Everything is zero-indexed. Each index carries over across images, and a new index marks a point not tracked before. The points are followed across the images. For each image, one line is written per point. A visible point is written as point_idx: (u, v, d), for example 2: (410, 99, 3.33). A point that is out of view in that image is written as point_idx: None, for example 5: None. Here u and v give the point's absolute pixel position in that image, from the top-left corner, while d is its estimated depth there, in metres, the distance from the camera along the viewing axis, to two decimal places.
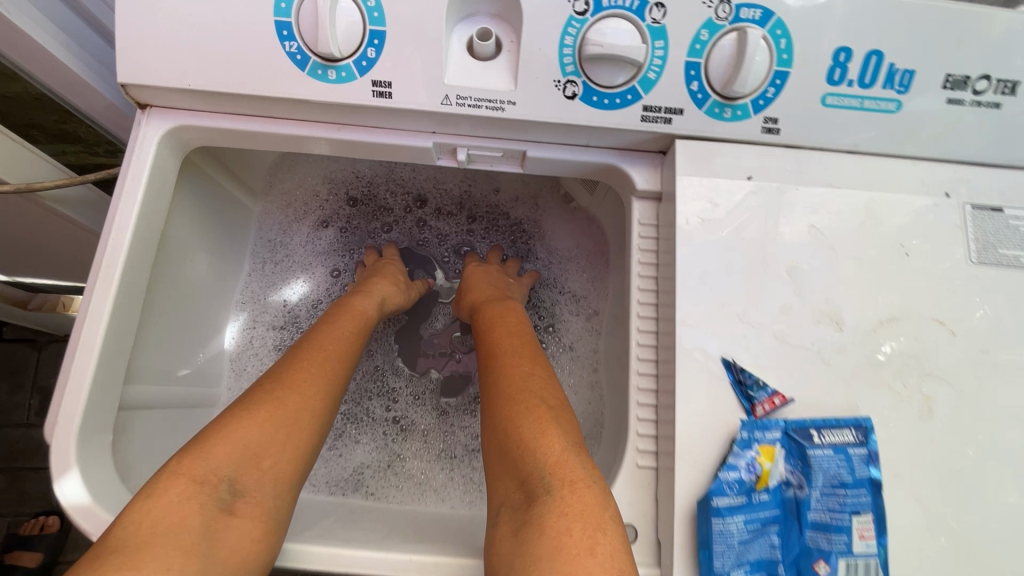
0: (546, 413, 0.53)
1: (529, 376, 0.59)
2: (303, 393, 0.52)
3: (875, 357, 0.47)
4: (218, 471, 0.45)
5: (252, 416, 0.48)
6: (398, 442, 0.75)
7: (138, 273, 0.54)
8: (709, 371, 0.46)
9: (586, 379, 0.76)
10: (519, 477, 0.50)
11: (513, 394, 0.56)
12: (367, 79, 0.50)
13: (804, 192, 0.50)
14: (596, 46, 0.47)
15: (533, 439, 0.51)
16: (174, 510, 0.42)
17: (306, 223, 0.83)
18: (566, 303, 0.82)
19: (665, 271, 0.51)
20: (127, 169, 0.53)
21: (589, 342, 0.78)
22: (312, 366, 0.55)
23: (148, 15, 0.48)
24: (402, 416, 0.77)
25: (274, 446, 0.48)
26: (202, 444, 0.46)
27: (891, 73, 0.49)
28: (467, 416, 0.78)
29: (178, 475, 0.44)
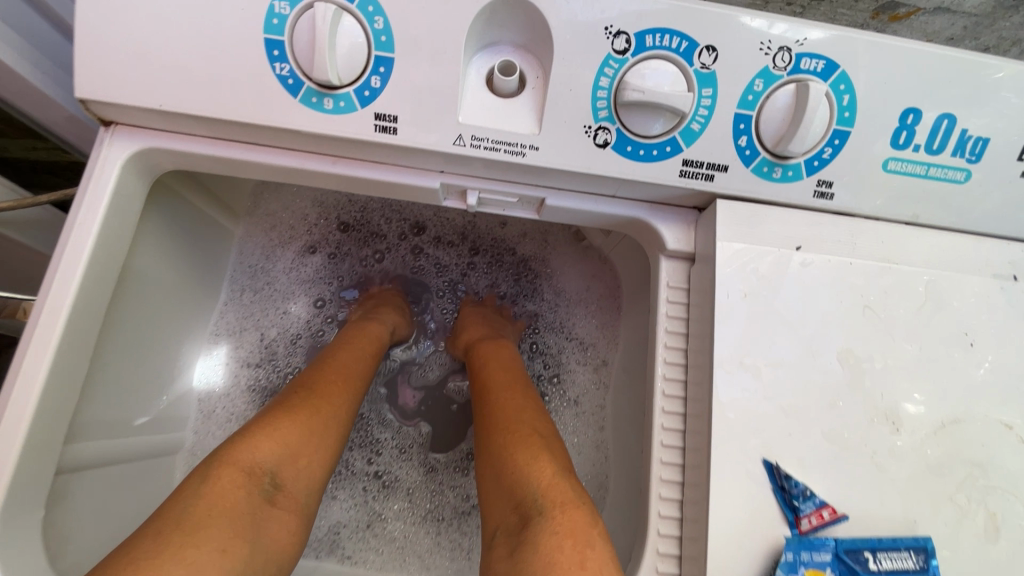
0: (535, 438, 0.53)
1: (521, 406, 0.57)
2: (335, 399, 0.56)
3: (937, 465, 0.41)
4: (263, 464, 0.47)
5: (293, 415, 0.51)
6: (379, 500, 0.68)
7: (89, 318, 0.46)
8: (747, 473, 0.40)
9: (591, 437, 0.70)
10: (513, 499, 0.48)
11: (506, 423, 0.55)
12: (371, 110, 0.43)
13: (860, 267, 0.44)
14: (635, 91, 0.41)
15: (528, 461, 0.50)
16: (223, 498, 0.44)
17: (292, 249, 0.75)
18: (572, 351, 0.76)
19: (697, 347, 0.45)
20: (82, 199, 0.45)
21: (595, 397, 0.72)
22: (342, 375, 0.59)
23: (117, 22, 0.41)
24: (385, 470, 0.70)
25: (311, 446, 0.51)
26: (245, 437, 0.48)
27: (963, 139, 0.44)
28: (458, 475, 0.71)
29: (225, 465, 0.46)
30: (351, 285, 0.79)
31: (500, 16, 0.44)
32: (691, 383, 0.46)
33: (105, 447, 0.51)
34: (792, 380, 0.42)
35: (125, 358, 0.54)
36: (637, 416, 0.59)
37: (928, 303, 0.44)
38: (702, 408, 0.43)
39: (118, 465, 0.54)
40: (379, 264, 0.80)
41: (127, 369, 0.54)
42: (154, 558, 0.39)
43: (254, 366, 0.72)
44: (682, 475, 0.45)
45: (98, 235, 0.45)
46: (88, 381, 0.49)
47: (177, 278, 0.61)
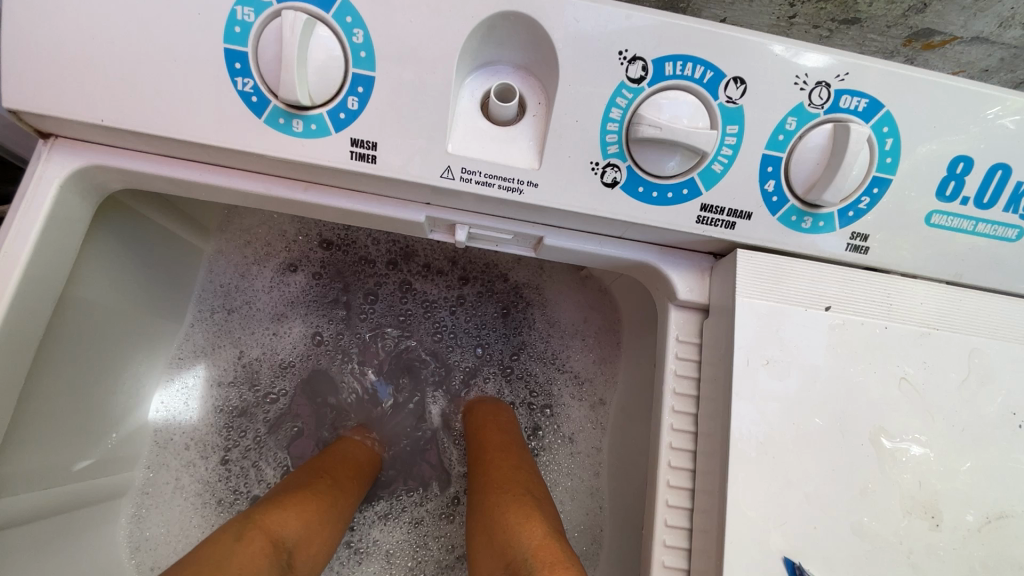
0: (523, 497, 0.49)
1: (515, 468, 0.53)
2: (346, 493, 0.56)
3: (978, 567, 0.36)
4: (286, 540, 0.45)
5: (317, 498, 0.51)
6: (351, 558, 0.64)
7: (13, 360, 0.40)
8: (766, 573, 0.35)
9: (585, 483, 0.65)
10: (503, 556, 0.43)
11: (496, 482, 0.51)
12: (346, 135, 0.38)
13: (897, 333, 0.39)
14: (651, 127, 0.35)
15: (520, 522, 0.45)
16: (252, 562, 0.41)
17: (274, 267, 0.69)
18: (563, 384, 0.69)
19: (709, 416, 0.40)
20: (10, 222, 0.39)
21: (591, 438, 0.67)
22: (353, 472, 0.59)
23: (53, 23, 0.35)
24: (358, 526, 0.65)
25: (323, 536, 0.50)
26: (272, 510, 0.47)
27: (1017, 193, 0.39)
28: (442, 524, 0.66)
29: (256, 528, 0.44)
30: (340, 313, 0.70)
31: (499, 33, 0.38)
32: (701, 455, 0.40)
33: (35, 501, 0.45)
34: (819, 463, 0.37)
35: (66, 396, 0.48)
36: (635, 471, 0.54)
37: (972, 377, 0.39)
38: (713, 488, 0.38)
39: (50, 519, 0.47)
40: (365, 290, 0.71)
41: (67, 410, 0.49)
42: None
43: (231, 384, 0.66)
44: (687, 563, 0.39)
45: (26, 265, 0.39)
46: (14, 427, 0.43)
47: (135, 308, 0.56)
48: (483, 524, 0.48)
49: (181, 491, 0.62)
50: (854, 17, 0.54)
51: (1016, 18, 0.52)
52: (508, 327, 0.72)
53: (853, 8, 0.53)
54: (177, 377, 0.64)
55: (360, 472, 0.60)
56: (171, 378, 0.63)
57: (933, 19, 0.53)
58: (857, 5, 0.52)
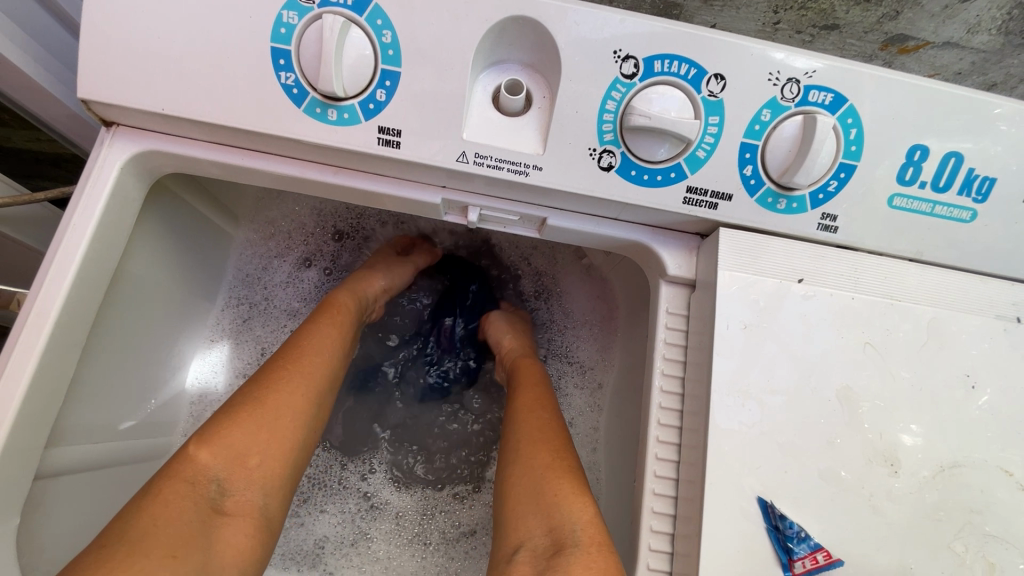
0: (554, 454, 0.52)
1: (546, 425, 0.56)
2: (278, 389, 0.53)
3: (935, 511, 0.40)
4: (208, 473, 0.47)
5: (234, 419, 0.49)
6: (366, 519, 0.70)
7: (78, 321, 0.45)
8: (742, 511, 0.39)
9: (584, 458, 0.69)
10: (547, 520, 0.47)
11: (530, 438, 0.55)
12: (374, 123, 0.43)
13: (863, 302, 0.44)
14: (641, 116, 0.40)
15: (572, 495, 0.48)
16: (167, 510, 0.43)
17: (290, 258, 0.75)
18: (570, 374, 0.75)
19: (694, 377, 0.44)
20: (80, 199, 0.44)
21: (590, 419, 0.71)
22: (290, 363, 0.55)
23: (123, 24, 0.41)
24: (374, 493, 0.71)
25: (259, 444, 0.49)
26: (189, 446, 0.47)
27: (970, 178, 0.44)
28: (453, 503, 0.71)
29: (170, 477, 0.46)
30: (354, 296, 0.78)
31: (508, 35, 0.43)
32: (688, 413, 0.45)
33: (87, 451, 0.50)
34: (790, 415, 0.41)
35: (116, 360, 0.53)
36: (629, 441, 0.58)
37: (931, 342, 0.43)
38: (697, 438, 0.42)
39: (98, 470, 0.52)
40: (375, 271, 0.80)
41: (114, 373, 0.54)
42: (105, 567, 0.38)
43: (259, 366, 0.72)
44: (674, 509, 0.44)
45: (92, 237, 0.44)
46: (75, 381, 0.48)
47: (172, 284, 0.60)
48: (523, 476, 0.51)
49: None
50: (833, 23, 0.59)
51: (982, 25, 0.57)
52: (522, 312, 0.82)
53: (832, 16, 0.58)
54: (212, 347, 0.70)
55: (305, 360, 0.56)
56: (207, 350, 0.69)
57: (906, 26, 0.58)
58: (835, 13, 0.57)
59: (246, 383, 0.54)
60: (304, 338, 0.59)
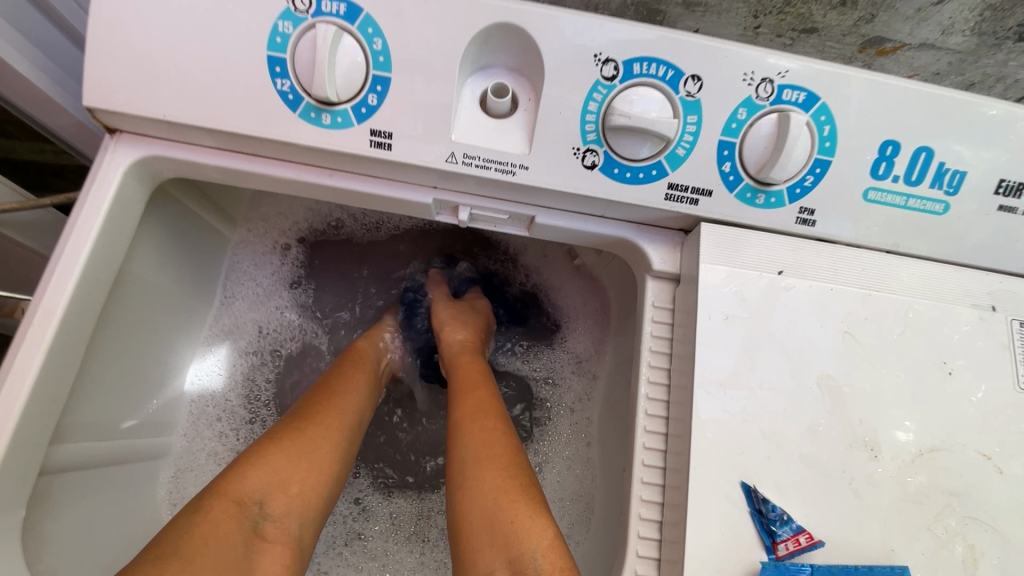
0: (505, 473, 0.51)
1: (499, 442, 0.55)
2: (324, 424, 0.56)
3: (916, 495, 0.41)
4: (254, 495, 0.48)
5: (279, 446, 0.52)
6: (358, 522, 0.71)
7: (83, 319, 0.46)
8: (725, 496, 0.41)
9: (581, 450, 0.70)
10: (505, 550, 0.46)
11: (480, 455, 0.53)
12: (366, 127, 0.45)
13: (841, 293, 0.45)
14: (621, 116, 0.42)
15: (527, 516, 0.48)
16: (213, 530, 0.44)
17: (277, 250, 0.75)
18: (566, 361, 0.77)
19: (680, 368, 0.45)
20: (85, 200, 0.46)
21: (585, 412, 0.72)
22: (329, 401, 0.59)
23: (126, 35, 0.43)
24: (365, 496, 0.72)
25: (301, 471, 0.51)
26: (236, 470, 0.49)
27: (941, 172, 0.45)
28: None
29: (217, 496, 0.47)
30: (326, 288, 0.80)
31: (494, 41, 0.45)
32: (674, 403, 0.45)
33: (90, 448, 0.52)
34: (772, 403, 0.42)
35: (118, 361, 0.55)
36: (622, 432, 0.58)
37: (908, 331, 0.44)
38: (683, 427, 0.43)
39: (99, 468, 0.54)
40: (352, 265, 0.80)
41: (115, 373, 0.55)
42: None
43: (256, 358, 0.74)
44: (662, 497, 0.45)
45: (97, 236, 0.46)
46: (80, 379, 0.50)
47: (170, 289, 0.61)
48: (477, 498, 0.50)
49: (213, 461, 0.68)
50: (812, 27, 0.61)
51: (955, 26, 0.59)
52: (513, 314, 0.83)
53: (810, 20, 0.60)
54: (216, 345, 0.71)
55: (342, 399, 0.60)
56: (208, 350, 0.71)
57: (882, 28, 0.60)
58: (813, 17, 0.59)
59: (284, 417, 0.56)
60: (338, 381, 0.62)
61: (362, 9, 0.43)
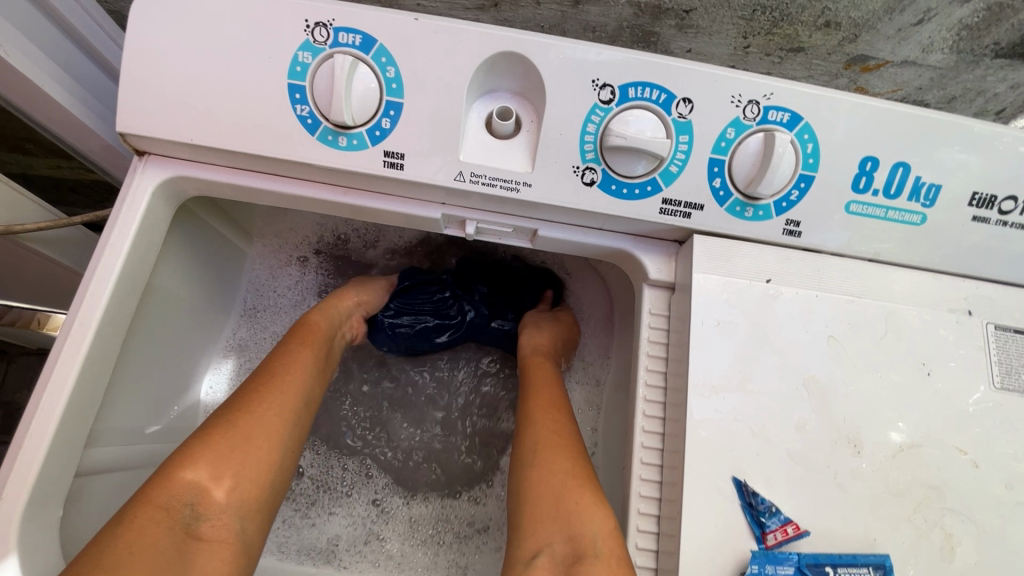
0: (575, 463, 0.54)
1: (564, 430, 0.57)
2: (251, 412, 0.55)
3: (897, 488, 0.44)
4: (183, 498, 0.48)
5: (207, 444, 0.51)
6: (378, 522, 0.73)
7: (116, 330, 0.50)
8: (718, 490, 0.43)
9: (585, 457, 0.72)
10: (565, 528, 0.49)
11: (550, 443, 0.56)
12: (380, 148, 0.48)
13: (826, 300, 0.48)
14: (618, 137, 0.46)
15: (591, 502, 0.50)
16: (140, 538, 0.45)
17: (293, 263, 0.78)
18: (569, 372, 0.79)
19: (675, 371, 0.48)
20: (117, 220, 0.49)
21: (588, 419, 0.75)
22: (265, 389, 0.58)
23: (157, 66, 0.46)
24: (384, 497, 0.75)
25: (233, 467, 0.51)
26: (164, 475, 0.49)
27: (917, 186, 0.49)
28: (467, 504, 0.75)
29: (144, 505, 0.47)
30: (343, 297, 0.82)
31: (498, 67, 0.48)
32: (670, 404, 0.48)
33: (119, 452, 0.55)
34: (762, 403, 0.45)
35: (142, 370, 0.58)
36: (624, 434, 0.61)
37: (889, 334, 0.47)
38: (678, 427, 0.46)
39: (129, 470, 0.57)
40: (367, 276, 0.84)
41: (138, 381, 0.57)
42: None
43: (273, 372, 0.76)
44: (660, 492, 0.47)
45: (128, 253, 0.49)
46: (111, 387, 0.53)
47: (189, 296, 0.64)
48: (547, 486, 0.52)
49: None
50: (799, 46, 0.64)
51: (935, 45, 0.62)
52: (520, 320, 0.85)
53: (796, 40, 0.63)
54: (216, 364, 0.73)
55: (280, 383, 0.59)
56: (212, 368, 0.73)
57: (865, 47, 0.63)
58: (799, 37, 0.63)
59: (221, 409, 0.56)
60: (280, 364, 0.61)
61: (376, 40, 0.46)
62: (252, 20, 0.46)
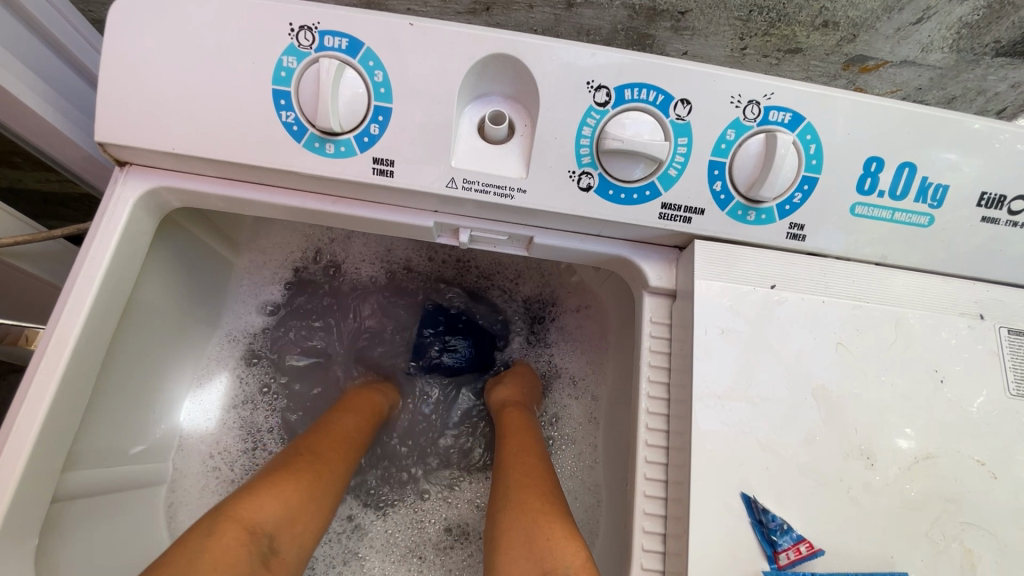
0: (545, 500, 0.53)
1: (536, 470, 0.58)
2: (326, 460, 0.60)
3: (913, 502, 0.42)
4: (264, 525, 0.51)
5: (297, 481, 0.55)
6: (352, 540, 0.71)
7: (96, 347, 0.48)
8: (726, 507, 0.41)
9: (587, 475, 0.70)
10: (540, 565, 0.47)
11: (522, 484, 0.56)
12: (369, 155, 0.46)
13: (832, 305, 0.46)
14: (614, 140, 0.44)
15: (562, 537, 0.49)
16: (227, 554, 0.46)
17: (277, 280, 0.76)
18: (564, 389, 0.77)
19: (679, 381, 0.46)
20: (98, 231, 0.47)
21: (588, 435, 0.73)
22: (340, 446, 0.63)
23: (137, 73, 0.45)
24: (359, 513, 0.72)
25: (308, 511, 0.55)
26: (250, 496, 0.52)
27: (924, 186, 0.47)
28: (440, 506, 0.73)
29: (230, 521, 0.49)
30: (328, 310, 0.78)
31: (489, 71, 0.47)
32: (674, 417, 0.46)
33: (100, 474, 0.52)
34: (770, 414, 0.43)
35: (126, 387, 0.56)
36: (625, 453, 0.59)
37: (899, 341, 0.46)
38: (683, 441, 0.44)
39: (109, 493, 0.55)
40: (352, 286, 0.79)
41: (121, 399, 0.55)
42: None
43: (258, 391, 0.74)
44: (665, 510, 0.45)
45: (108, 267, 0.47)
46: (90, 408, 0.51)
47: (177, 314, 0.63)
48: (513, 526, 0.51)
49: (206, 491, 0.68)
50: (796, 47, 0.63)
51: (934, 44, 0.61)
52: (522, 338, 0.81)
53: (794, 40, 0.62)
54: (212, 377, 0.72)
55: (351, 445, 0.65)
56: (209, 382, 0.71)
57: (864, 47, 0.62)
58: (797, 38, 0.62)
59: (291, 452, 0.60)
60: (349, 424, 0.67)
61: (363, 44, 0.45)
62: (235, 24, 0.44)
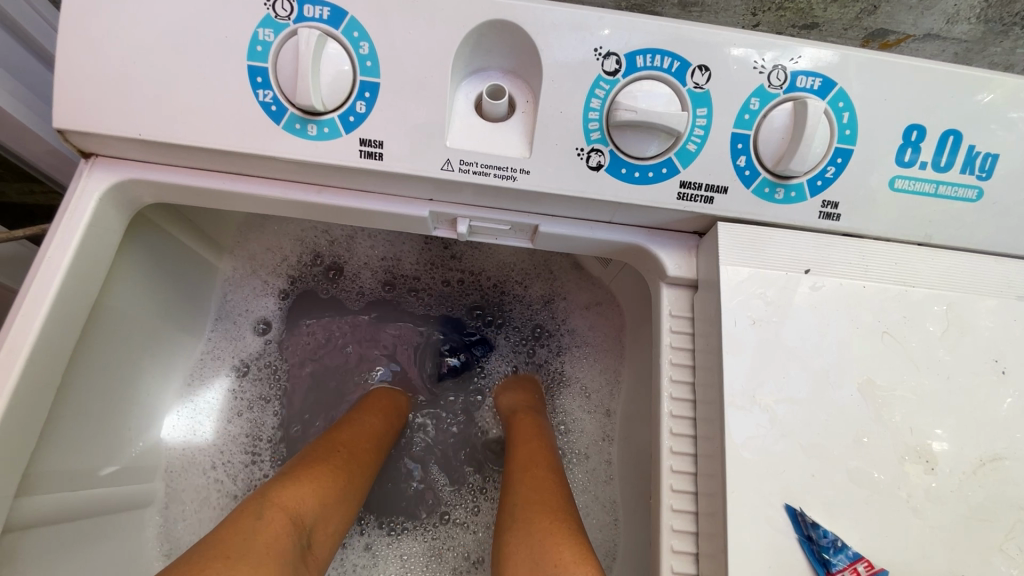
0: (555, 519, 0.48)
1: (547, 485, 0.52)
2: (355, 455, 0.58)
3: (981, 511, 0.37)
4: (304, 517, 0.49)
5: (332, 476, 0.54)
6: (364, 561, 0.67)
7: (54, 357, 0.43)
8: (769, 520, 0.36)
9: (599, 496, 0.65)
10: None
11: (528, 502, 0.50)
12: (355, 136, 0.42)
13: (874, 290, 0.42)
14: (627, 111, 0.39)
15: (574, 563, 0.42)
16: (274, 539, 0.45)
17: (269, 288, 0.71)
18: (573, 399, 0.71)
19: (706, 380, 0.41)
20: (56, 228, 0.42)
21: (602, 451, 0.67)
22: (365, 448, 0.60)
23: (98, 51, 0.41)
24: (371, 535, 0.68)
25: (338, 509, 0.53)
26: (288, 485, 0.50)
27: (971, 156, 0.43)
28: (456, 530, 0.68)
29: (272, 506, 0.47)
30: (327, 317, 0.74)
31: (486, 42, 0.43)
32: (701, 421, 0.41)
33: (65, 499, 0.48)
34: (813, 413, 0.38)
35: (93, 402, 0.51)
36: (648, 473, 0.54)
37: (952, 328, 0.41)
38: (713, 447, 0.39)
39: (79, 519, 0.50)
40: (354, 288, 0.75)
41: (91, 416, 0.51)
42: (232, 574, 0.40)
43: (260, 403, 0.70)
44: (695, 525, 0.40)
45: (68, 269, 0.42)
46: (48, 427, 0.45)
47: (154, 321, 0.58)
48: (522, 548, 0.46)
49: (194, 496, 0.64)
50: (812, 22, 0.59)
51: (961, 14, 0.56)
52: (530, 340, 0.75)
53: (810, 15, 0.58)
54: (215, 378, 0.68)
55: (376, 448, 0.62)
56: (207, 385, 0.67)
57: (886, 20, 0.58)
58: (813, 12, 0.57)
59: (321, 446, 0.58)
60: (377, 428, 0.64)
61: (347, 13, 0.41)
62: None
